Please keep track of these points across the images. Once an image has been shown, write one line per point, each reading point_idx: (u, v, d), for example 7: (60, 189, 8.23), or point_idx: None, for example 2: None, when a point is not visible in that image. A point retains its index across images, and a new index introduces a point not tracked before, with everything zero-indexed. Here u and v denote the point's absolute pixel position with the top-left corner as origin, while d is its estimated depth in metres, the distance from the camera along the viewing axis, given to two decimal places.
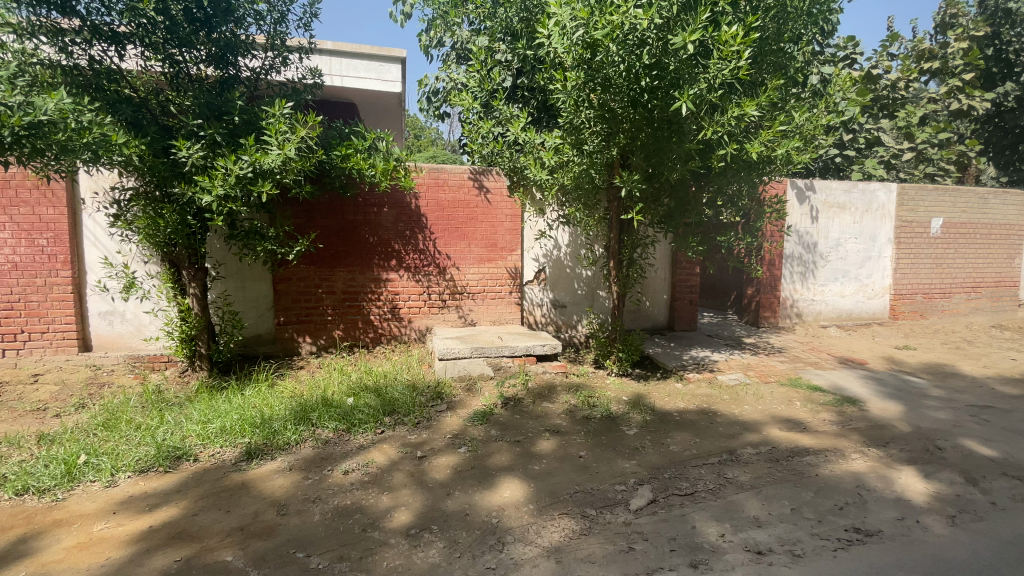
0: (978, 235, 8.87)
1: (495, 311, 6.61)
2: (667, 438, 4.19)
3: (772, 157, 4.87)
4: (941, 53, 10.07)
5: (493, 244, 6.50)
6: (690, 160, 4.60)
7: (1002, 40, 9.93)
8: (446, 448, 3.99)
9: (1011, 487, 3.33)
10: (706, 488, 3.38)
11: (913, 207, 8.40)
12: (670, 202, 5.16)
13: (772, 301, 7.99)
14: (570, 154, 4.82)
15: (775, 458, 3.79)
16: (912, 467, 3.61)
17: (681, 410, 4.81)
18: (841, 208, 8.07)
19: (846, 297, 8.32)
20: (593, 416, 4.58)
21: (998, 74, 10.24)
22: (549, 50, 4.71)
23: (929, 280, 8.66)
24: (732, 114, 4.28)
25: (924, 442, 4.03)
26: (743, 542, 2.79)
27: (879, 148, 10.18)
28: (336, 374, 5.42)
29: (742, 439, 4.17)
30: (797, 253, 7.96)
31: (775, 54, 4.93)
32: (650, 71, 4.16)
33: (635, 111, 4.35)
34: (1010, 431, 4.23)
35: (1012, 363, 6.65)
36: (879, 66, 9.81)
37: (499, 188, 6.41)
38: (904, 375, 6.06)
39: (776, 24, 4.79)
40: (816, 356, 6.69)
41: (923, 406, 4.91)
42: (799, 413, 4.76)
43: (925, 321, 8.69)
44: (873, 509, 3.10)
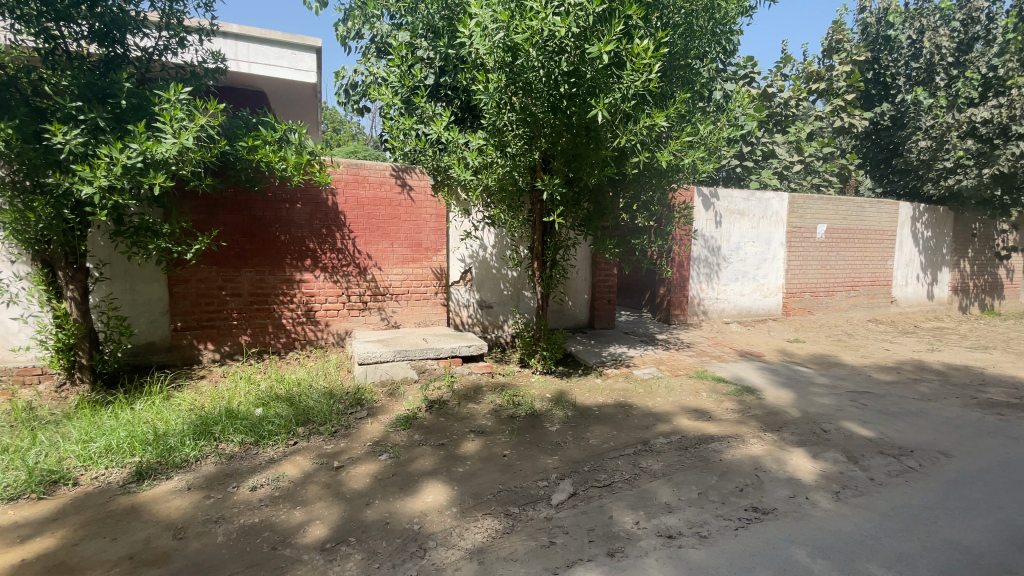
0: (856, 240, 10.03)
1: (420, 312, 6.49)
2: (587, 432, 4.33)
3: (680, 166, 5.20)
4: (827, 75, 11.23)
5: (417, 244, 6.38)
6: (607, 166, 4.78)
7: (881, 65, 11.32)
8: (365, 456, 3.85)
9: (885, 464, 3.77)
10: (623, 479, 3.54)
11: (802, 214, 9.37)
12: (589, 205, 5.36)
13: (682, 300, 8.56)
14: (493, 156, 4.84)
15: (685, 447, 4.05)
16: (802, 449, 4.01)
17: (600, 405, 5.01)
18: (740, 214, 8.81)
19: (746, 296, 9.09)
20: (518, 415, 4.64)
21: (877, 95, 11.66)
22: (472, 52, 4.70)
23: (815, 280, 9.70)
24: (644, 123, 4.47)
25: (813, 427, 4.49)
26: (656, 528, 2.94)
27: (773, 160, 11.28)
28: (243, 383, 5.04)
29: (655, 430, 4.41)
30: (703, 256, 8.58)
31: (683, 69, 5.27)
32: (568, 78, 4.30)
33: (555, 117, 4.49)
34: (882, 414, 4.84)
35: (880, 352, 7.60)
36: (774, 85, 10.83)
37: (422, 186, 6.29)
38: (795, 366, 6.74)
39: (684, 41, 5.12)
40: (721, 350, 7.25)
41: (811, 394, 5.48)
42: (706, 403, 5.12)
43: (811, 316, 9.73)
44: (769, 489, 3.40)
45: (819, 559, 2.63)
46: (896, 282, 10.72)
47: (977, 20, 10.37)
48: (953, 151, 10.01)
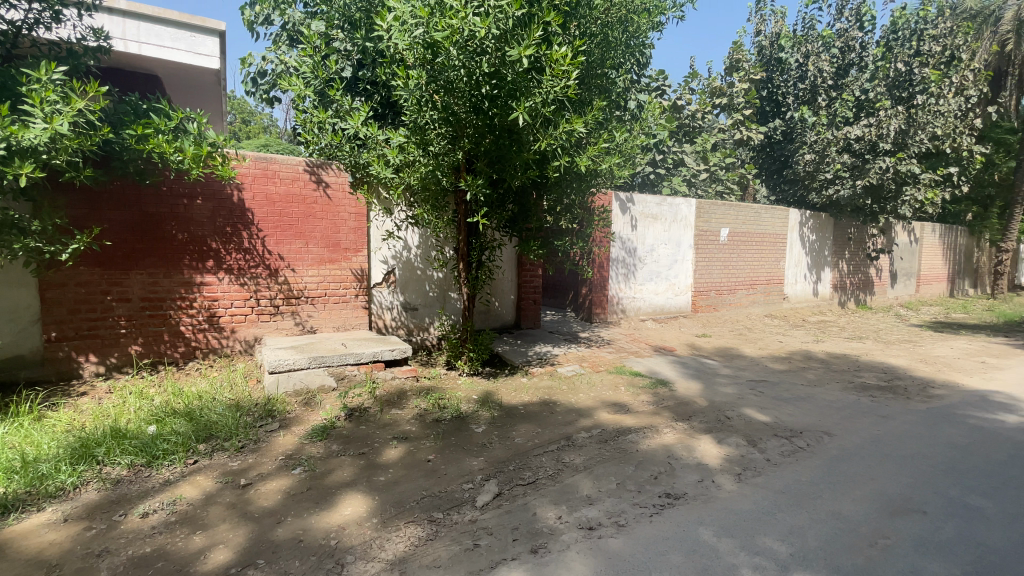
0: (753, 243, 11.00)
1: (338, 316, 6.20)
2: (512, 431, 4.36)
3: (599, 171, 5.40)
4: (728, 91, 12.28)
5: (334, 244, 6.08)
6: (529, 169, 4.85)
7: (773, 84, 12.68)
8: (276, 471, 3.60)
9: (779, 445, 4.16)
10: (546, 475, 3.61)
11: (707, 219, 10.14)
12: (514, 207, 5.42)
13: (602, 299, 8.90)
14: (415, 154, 4.72)
15: (604, 440, 4.21)
16: (709, 436, 4.32)
17: (525, 403, 5.07)
18: (654, 218, 9.33)
19: (660, 295, 9.65)
20: (443, 419, 4.57)
21: (770, 112, 13.12)
22: (392, 46, 4.59)
23: (719, 279, 10.52)
24: (564, 128, 4.55)
25: (718, 414, 4.86)
26: (577, 521, 3.02)
27: (683, 168, 12.13)
28: (132, 398, 4.51)
29: (577, 425, 4.54)
30: (621, 257, 9.00)
31: (599, 78, 5.45)
32: (489, 80, 4.31)
33: (476, 117, 4.49)
34: (776, 400, 5.34)
35: (775, 344, 8.40)
36: (683, 98, 11.62)
37: (340, 183, 6.01)
38: (703, 358, 7.27)
39: (601, 50, 5.31)
40: (638, 346, 7.64)
41: (716, 384, 5.93)
42: (624, 396, 5.36)
43: (717, 313, 10.54)
44: (680, 475, 3.62)
45: (724, 537, 2.83)
46: (787, 281, 11.89)
47: (853, 49, 11.85)
48: (832, 164, 11.32)
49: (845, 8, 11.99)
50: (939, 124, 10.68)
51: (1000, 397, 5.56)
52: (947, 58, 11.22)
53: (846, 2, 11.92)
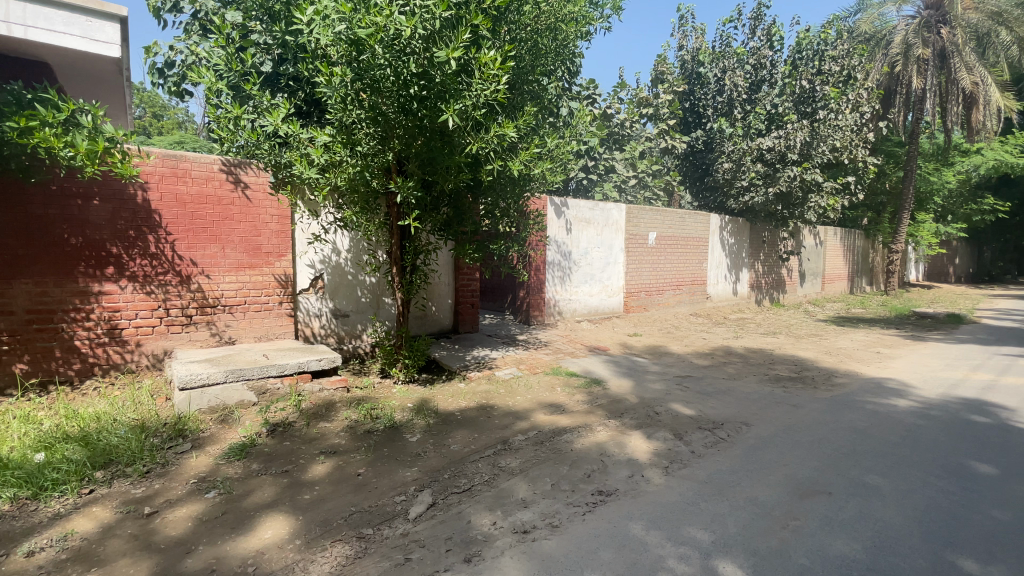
0: (679, 246, 11.59)
1: (260, 325, 5.80)
2: (447, 439, 4.28)
3: (532, 175, 5.43)
4: (654, 102, 12.91)
5: (254, 248, 5.69)
6: (462, 172, 4.78)
7: (694, 97, 13.66)
8: (186, 496, 3.30)
9: (703, 437, 4.39)
10: (482, 481, 3.57)
11: (636, 224, 10.56)
12: (448, 210, 5.36)
13: (538, 301, 9.01)
14: (341, 154, 4.52)
15: (540, 441, 4.24)
16: (639, 432, 4.47)
17: (462, 409, 5.00)
18: (587, 222, 9.58)
19: (594, 296, 9.91)
20: (375, 430, 4.40)
21: (692, 122, 13.94)
22: (315, 42, 4.41)
23: (649, 281, 10.99)
24: (495, 133, 4.52)
25: (648, 411, 5.05)
26: (512, 525, 3.00)
27: (613, 174, 12.37)
28: (15, 424, 3.98)
29: (514, 428, 4.55)
30: (556, 261, 9.16)
31: (531, 85, 5.50)
32: (418, 80, 4.24)
33: (406, 118, 4.38)
34: (700, 394, 5.65)
35: (700, 341, 8.88)
36: (612, 106, 12.00)
37: (260, 183, 5.66)
38: (635, 357, 7.55)
39: (531, 57, 5.37)
40: (573, 347, 7.81)
41: (646, 381, 6.18)
42: (560, 397, 5.43)
43: (647, 313, 11.00)
44: (612, 472, 3.71)
45: (652, 530, 2.93)
46: (710, 281, 12.63)
47: (764, 66, 12.74)
48: (747, 173, 12.18)
49: (757, 28, 12.94)
50: (838, 137, 11.81)
51: (891, 383, 6.20)
52: (844, 77, 12.43)
53: (757, 23, 12.89)
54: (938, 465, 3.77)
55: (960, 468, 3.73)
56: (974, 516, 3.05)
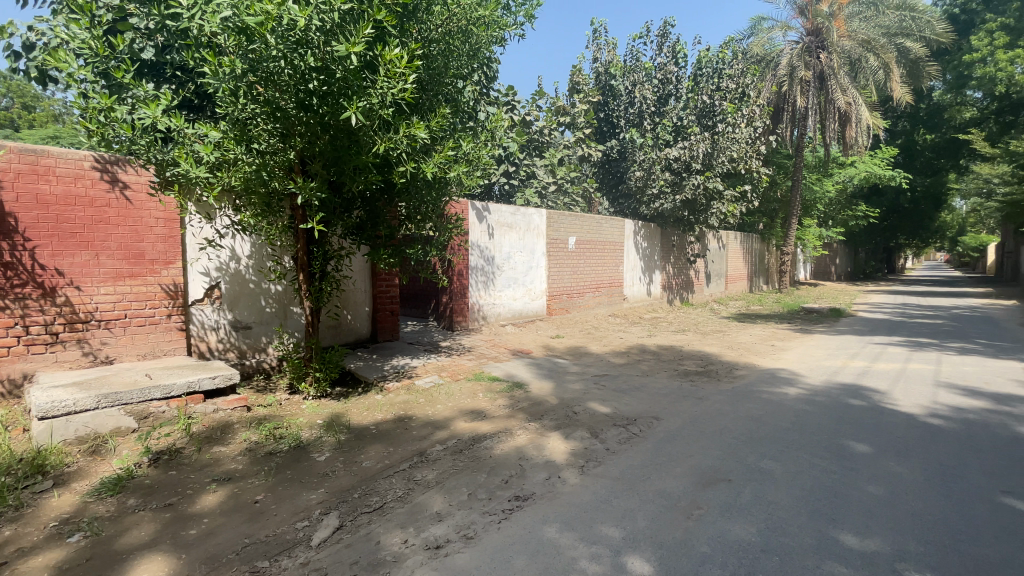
0: (597, 250, 12.01)
1: (145, 341, 5.17)
2: (359, 455, 4.05)
3: (448, 179, 5.26)
4: (570, 112, 13.35)
5: (136, 255, 5.08)
6: (371, 174, 4.55)
7: (608, 108, 14.26)
8: (41, 542, 2.83)
9: (618, 434, 4.52)
10: (395, 497, 3.41)
11: (557, 228, 10.80)
12: (361, 213, 5.15)
13: (461, 306, 8.90)
14: (235, 151, 4.20)
15: (459, 450, 4.14)
16: (558, 433, 4.52)
17: (377, 422, 4.77)
18: (508, 227, 9.62)
19: (517, 300, 9.97)
20: (278, 450, 4.07)
21: (607, 131, 14.55)
22: (203, 31, 4.11)
23: (570, 284, 11.28)
24: (405, 133, 4.36)
25: (567, 411, 5.13)
26: (424, 542, 2.88)
27: (534, 180, 12.45)
28: None
29: (432, 438, 4.41)
30: (479, 265, 9.10)
31: (445, 87, 5.39)
32: (316, 74, 4.03)
33: (305, 115, 4.16)
34: (616, 392, 5.84)
35: (617, 341, 9.22)
36: (531, 114, 12.24)
37: (142, 183, 5.08)
38: (556, 358, 7.68)
39: (443, 58, 5.26)
40: (496, 351, 7.79)
41: (566, 382, 6.29)
42: (481, 403, 5.36)
43: (569, 315, 11.27)
44: (529, 476, 3.70)
45: (566, 532, 2.93)
46: (627, 283, 13.22)
47: (670, 81, 13.70)
48: (657, 180, 12.87)
49: (664, 45, 13.78)
50: (735, 149, 12.88)
51: (784, 373, 6.80)
52: (739, 95, 13.61)
53: (664, 40, 13.74)
54: (823, 447, 4.15)
55: (841, 448, 4.13)
56: (852, 493, 3.36)
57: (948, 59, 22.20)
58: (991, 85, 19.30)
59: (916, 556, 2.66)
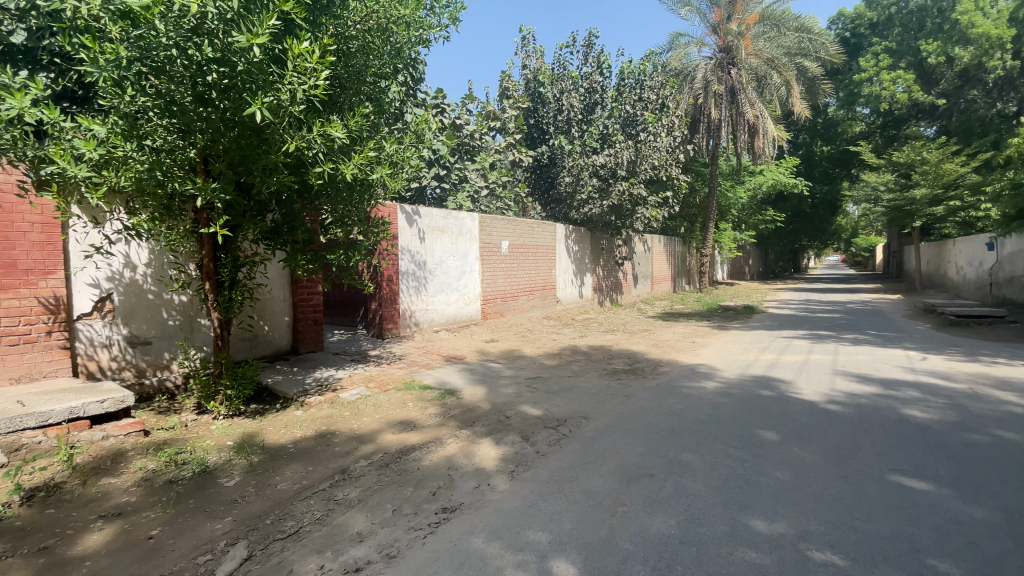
0: (530, 254, 12.13)
1: (19, 362, 4.53)
2: (274, 477, 3.78)
3: (371, 181, 5.01)
4: (500, 117, 13.44)
5: (5, 264, 4.46)
6: (283, 175, 4.27)
7: (538, 115, 14.50)
8: None
9: (548, 436, 4.55)
10: (313, 519, 3.20)
11: (489, 232, 10.78)
12: (275, 216, 4.85)
13: (392, 313, 8.62)
14: (123, 147, 3.84)
15: (385, 464, 3.97)
16: (489, 439, 4.47)
17: (296, 440, 4.48)
18: (440, 231, 9.46)
19: (450, 305, 9.82)
20: (180, 478, 3.71)
21: (537, 137, 14.79)
22: (80, 14, 3.74)
23: (503, 287, 11.30)
24: (319, 131, 4.15)
25: (499, 416, 5.10)
26: (343, 565, 2.72)
27: (466, 184, 12.36)
28: None
29: (356, 453, 4.20)
30: (410, 270, 8.88)
31: (364, 85, 5.22)
32: (215, 66, 3.80)
33: (204, 110, 3.89)
34: (548, 394, 5.89)
35: (551, 343, 9.34)
36: (461, 117, 12.18)
37: (11, 183, 4.49)
38: (490, 363, 7.64)
39: (362, 56, 5.10)
40: (428, 358, 7.61)
41: (498, 386, 6.25)
42: (411, 413, 5.19)
43: (503, 318, 11.28)
44: (458, 486, 3.61)
45: (493, 541, 2.88)
46: (559, 286, 13.46)
47: (596, 91, 14.19)
48: (586, 186, 13.24)
49: (589, 55, 14.23)
50: (656, 157, 13.55)
51: (703, 368, 7.19)
52: (658, 106, 14.36)
53: (588, 51, 14.20)
54: (738, 438, 4.40)
55: (753, 437, 4.39)
56: (762, 479, 3.58)
57: (839, 79, 24.70)
58: (877, 103, 21.95)
59: (816, 536, 2.86)
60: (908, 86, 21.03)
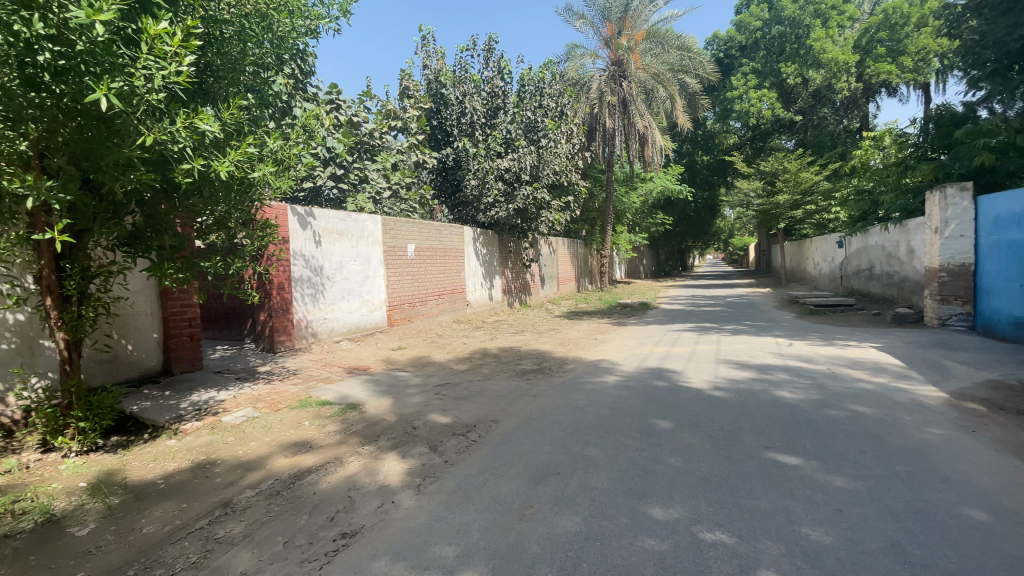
0: (438, 257, 11.91)
1: None
2: (139, 520, 3.27)
3: (253, 180, 4.56)
4: (401, 116, 13.10)
5: None
6: (142, 172, 3.74)
7: (441, 116, 14.39)
8: None
9: (456, 444, 4.44)
10: (187, 564, 2.81)
11: (393, 235, 10.41)
12: (136, 219, 4.24)
13: (285, 324, 7.96)
14: None
15: (276, 492, 3.62)
16: (393, 453, 4.25)
17: (168, 474, 3.93)
18: (338, 234, 8.94)
19: (352, 312, 9.32)
20: (13, 534, 3.08)
21: (441, 139, 14.65)
22: None
23: (411, 292, 10.98)
24: (185, 124, 3.69)
25: (405, 427, 4.90)
26: None
27: (367, 184, 11.77)
28: None
29: (242, 483, 3.78)
30: (305, 277, 8.25)
31: (240, 75, 4.73)
32: (47, 44, 3.25)
33: (36, 95, 3.33)
34: (456, 400, 5.78)
35: (461, 347, 9.23)
36: (358, 115, 11.65)
37: None
38: (396, 371, 7.34)
39: (238, 44, 4.63)
40: (328, 371, 7.13)
41: (405, 396, 6.02)
42: (307, 432, 4.80)
43: (411, 324, 10.95)
44: (359, 507, 3.38)
45: (397, 563, 2.72)
46: (469, 289, 13.38)
47: (497, 95, 14.34)
48: (491, 190, 13.28)
49: (490, 59, 14.36)
50: (557, 163, 14.06)
51: (606, 363, 7.52)
52: (558, 113, 14.95)
53: (489, 55, 14.32)
54: (637, 428, 4.63)
55: (650, 427, 4.65)
56: (658, 467, 3.79)
57: (715, 95, 27.46)
58: (747, 118, 24.73)
59: (707, 517, 3.07)
60: (771, 103, 23.87)
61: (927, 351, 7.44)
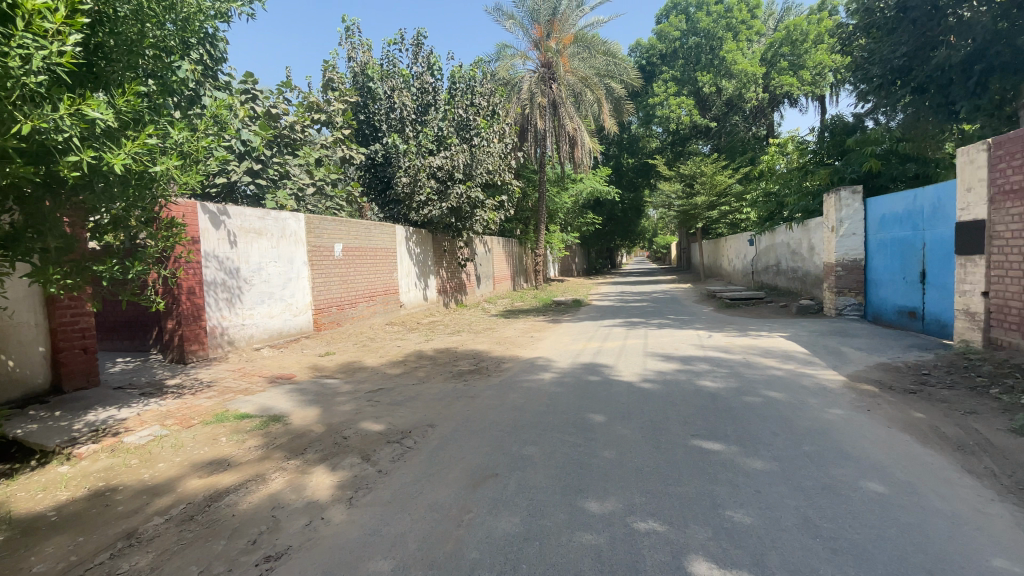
0: (368, 257, 11.48)
1: None
2: (21, 561, 2.84)
3: (155, 175, 4.13)
4: (325, 109, 12.51)
5: None
6: (18, 165, 3.26)
7: (368, 111, 13.90)
8: None
9: (390, 452, 4.28)
10: None
11: (318, 234, 9.90)
12: (13, 217, 3.70)
13: (197, 332, 7.31)
14: None
15: (189, 517, 3.29)
16: (322, 466, 4.02)
17: (57, 506, 3.46)
18: (256, 234, 8.35)
19: (274, 317, 8.75)
20: None
21: (369, 134, 14.14)
22: None
23: (339, 295, 10.50)
24: (71, 111, 3.26)
25: (334, 437, 4.65)
26: None
27: (289, 180, 11.10)
28: None
29: (148, 510, 3.41)
30: (218, 280, 7.63)
31: (139, 59, 4.27)
32: None
33: None
34: (389, 406, 5.58)
35: (394, 350, 8.96)
36: (278, 107, 10.93)
37: None
38: (324, 379, 6.97)
39: (134, 23, 4.17)
40: (247, 382, 6.63)
41: (334, 404, 5.73)
42: (224, 449, 4.43)
43: (339, 328, 10.47)
44: (285, 527, 3.16)
45: None
46: (402, 290, 13.03)
47: (427, 92, 14.10)
48: (423, 188, 13.02)
49: (419, 54, 14.06)
50: (490, 162, 14.04)
51: (541, 361, 7.60)
52: (489, 112, 14.96)
53: (418, 50, 14.01)
54: (572, 424, 4.71)
55: (584, 422, 4.75)
56: (593, 461, 3.87)
57: (639, 100, 28.75)
58: (668, 123, 26.13)
59: (640, 507, 3.18)
60: (689, 110, 25.41)
61: (827, 338, 8.22)
